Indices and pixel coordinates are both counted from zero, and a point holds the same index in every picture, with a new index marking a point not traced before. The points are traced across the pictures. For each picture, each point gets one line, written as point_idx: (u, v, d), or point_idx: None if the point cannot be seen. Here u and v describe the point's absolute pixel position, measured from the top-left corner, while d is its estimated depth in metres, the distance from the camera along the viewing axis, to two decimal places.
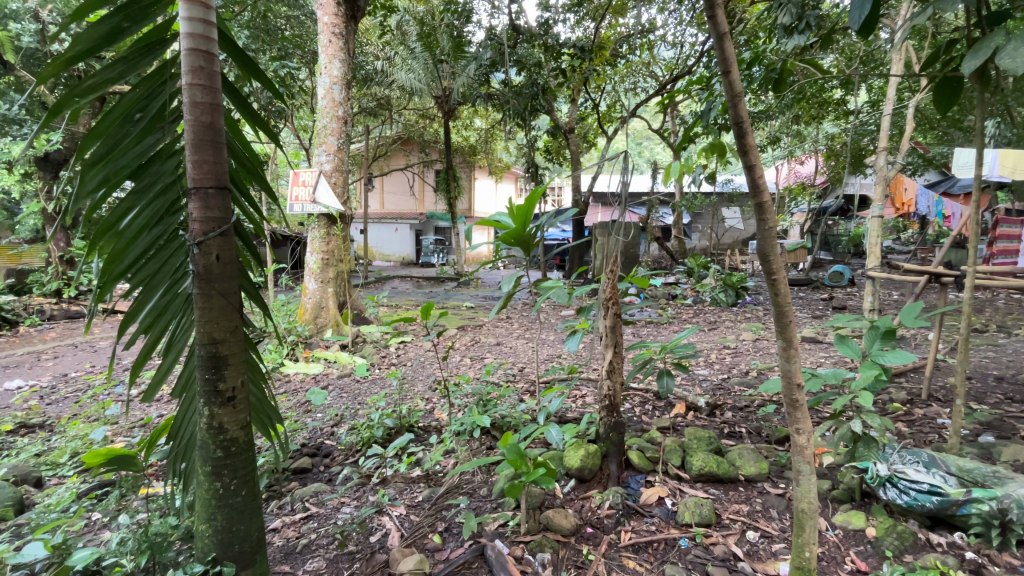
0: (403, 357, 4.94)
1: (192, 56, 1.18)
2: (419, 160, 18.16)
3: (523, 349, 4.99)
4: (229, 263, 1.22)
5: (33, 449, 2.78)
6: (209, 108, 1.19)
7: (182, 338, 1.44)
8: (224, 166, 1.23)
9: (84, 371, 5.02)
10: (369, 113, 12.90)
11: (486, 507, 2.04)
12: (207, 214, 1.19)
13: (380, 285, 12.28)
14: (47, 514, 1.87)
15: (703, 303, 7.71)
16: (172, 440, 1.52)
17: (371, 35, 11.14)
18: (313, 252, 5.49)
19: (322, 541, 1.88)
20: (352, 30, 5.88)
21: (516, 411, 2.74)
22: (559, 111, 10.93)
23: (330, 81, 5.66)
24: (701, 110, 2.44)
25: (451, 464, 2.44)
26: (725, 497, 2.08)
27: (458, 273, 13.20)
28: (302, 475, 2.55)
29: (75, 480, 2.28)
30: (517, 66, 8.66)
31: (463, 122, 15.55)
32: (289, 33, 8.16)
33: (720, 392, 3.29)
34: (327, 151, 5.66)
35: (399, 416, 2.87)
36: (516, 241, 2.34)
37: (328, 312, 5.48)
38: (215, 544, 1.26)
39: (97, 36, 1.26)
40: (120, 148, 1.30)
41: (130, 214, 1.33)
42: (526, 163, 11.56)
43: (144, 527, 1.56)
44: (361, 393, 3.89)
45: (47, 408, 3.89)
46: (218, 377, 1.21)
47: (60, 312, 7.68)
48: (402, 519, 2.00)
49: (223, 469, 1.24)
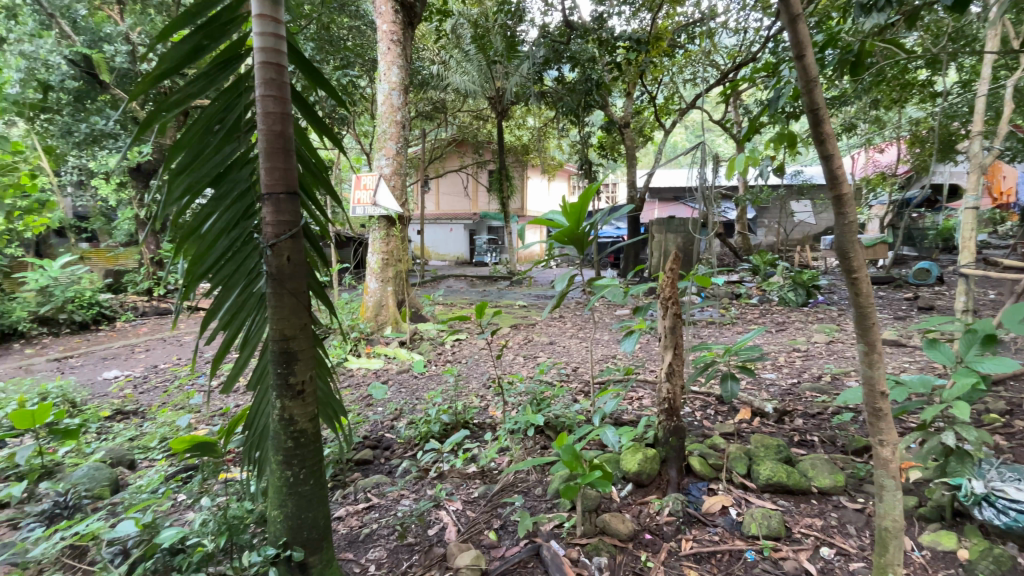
0: (458, 355, 5.06)
1: (265, 69, 1.26)
2: (473, 161, 18.29)
3: (577, 349, 4.95)
4: (299, 263, 1.29)
5: (128, 433, 3.04)
6: (280, 117, 1.27)
7: (255, 335, 1.53)
8: (293, 172, 1.30)
9: (171, 364, 5.46)
10: (425, 116, 13.32)
11: (542, 506, 2.03)
12: (279, 218, 1.25)
13: (436, 284, 12.65)
14: (139, 493, 2.01)
15: (770, 303, 7.32)
16: (247, 429, 1.61)
17: (427, 41, 11.54)
18: (374, 252, 5.72)
19: (383, 532, 1.94)
20: (410, 36, 6.03)
21: (571, 411, 2.72)
22: (614, 106, 10.69)
23: (389, 87, 5.84)
24: (769, 98, 2.29)
25: (505, 463, 2.45)
26: (796, 510, 1.95)
27: (511, 273, 13.29)
28: (363, 466, 2.63)
29: (164, 463, 2.44)
30: (570, 63, 8.71)
31: (516, 121, 15.66)
32: (350, 43, 8.56)
33: (789, 398, 3.11)
34: (386, 155, 5.86)
35: (455, 412, 2.94)
36: (569, 240, 2.31)
37: (387, 310, 5.69)
38: (286, 530, 1.34)
39: (181, 54, 1.35)
40: (202, 157, 1.40)
41: (210, 219, 1.43)
42: (579, 160, 11.47)
43: (223, 510, 1.66)
44: (418, 389, 4.01)
45: (140, 397, 4.27)
46: (289, 372, 1.28)
47: (151, 309, 8.45)
48: (458, 515, 2.03)
49: (293, 459, 1.31)
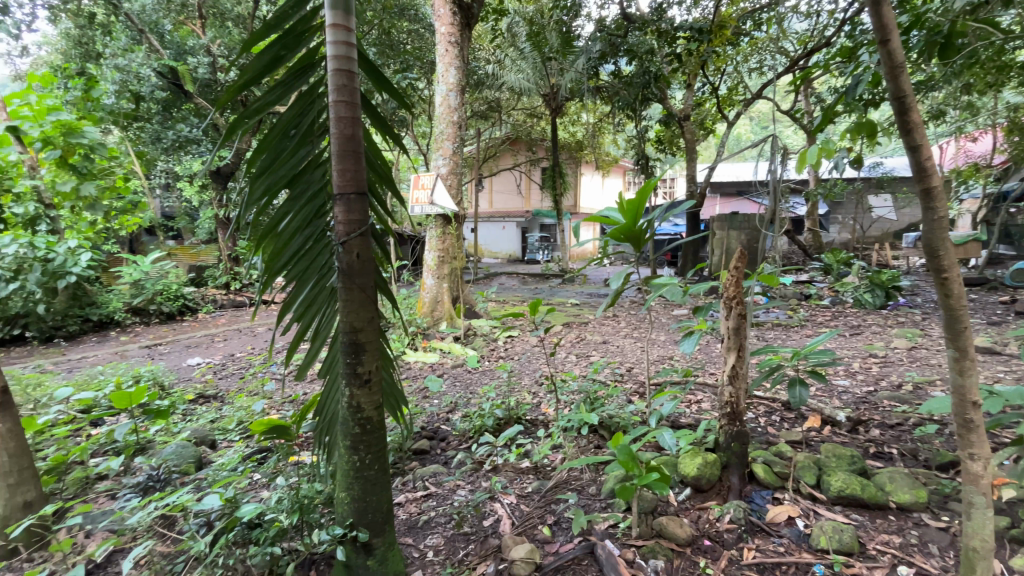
0: (511, 351, 5.11)
1: (337, 76, 1.33)
2: (526, 159, 18.34)
3: (632, 349, 4.86)
4: (367, 260, 1.36)
5: (211, 415, 3.30)
6: (350, 121, 1.35)
7: (326, 327, 1.62)
8: (362, 173, 1.37)
9: (246, 353, 5.87)
10: (480, 116, 13.52)
11: (596, 505, 2.02)
12: (350, 217, 1.33)
13: (489, 281, 12.82)
14: (221, 471, 2.19)
15: (843, 304, 6.84)
16: (318, 415, 1.71)
17: (483, 40, 11.69)
18: (430, 250, 5.87)
19: (440, 520, 2.01)
20: (467, 37, 6.13)
21: (625, 412, 2.68)
22: (673, 99, 10.35)
23: (446, 88, 5.98)
24: (845, 87, 2.14)
25: (559, 460, 2.45)
26: (871, 525, 1.83)
27: (564, 270, 13.22)
28: (421, 456, 2.72)
29: (241, 444, 2.63)
30: (627, 56, 8.55)
31: (570, 117, 15.54)
32: (409, 47, 8.84)
33: (864, 406, 2.91)
34: (443, 155, 5.99)
35: (508, 407, 2.98)
36: (625, 237, 2.27)
37: (443, 306, 5.84)
38: (352, 511, 1.42)
39: (261, 64, 1.45)
40: (280, 160, 1.50)
41: (286, 218, 1.53)
42: (636, 155, 11.22)
43: (296, 490, 1.77)
44: (472, 383, 4.10)
45: (220, 382, 4.63)
46: (357, 362, 1.36)
47: (228, 301, 9.12)
48: (512, 508, 2.06)
49: (360, 444, 1.38)
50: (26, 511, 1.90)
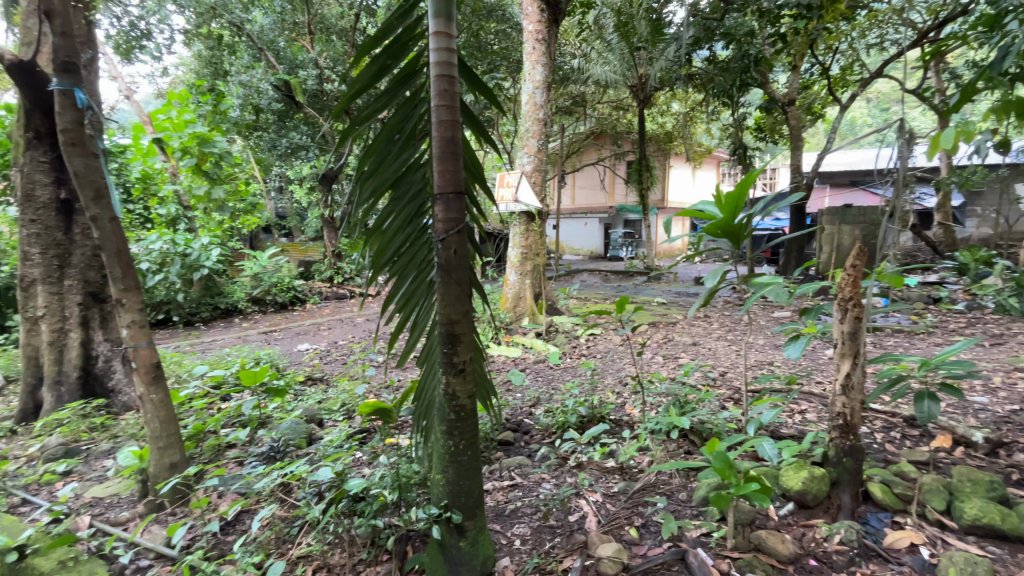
0: (594, 349, 5.06)
1: (439, 81, 1.40)
2: (610, 153, 17.96)
3: (725, 352, 4.60)
4: (463, 256, 1.43)
5: (318, 395, 3.64)
6: (450, 124, 1.41)
7: (423, 319, 1.71)
8: (460, 173, 1.43)
9: (346, 341, 6.37)
10: (565, 111, 13.48)
11: (686, 512, 1.95)
12: (449, 215, 1.40)
13: (570, 278, 12.76)
14: (329, 447, 2.40)
15: (982, 310, 5.93)
16: (416, 401, 1.82)
17: (569, 35, 11.64)
18: (514, 246, 5.98)
19: (527, 510, 2.05)
20: (554, 34, 6.13)
21: (718, 418, 2.55)
22: (775, 83, 9.59)
23: (533, 86, 6.03)
24: (990, 59, 1.86)
25: (645, 462, 2.40)
26: (1014, 562, 1.60)
27: (650, 267, 12.80)
28: (506, 446, 2.79)
29: (345, 424, 2.86)
30: (723, 41, 8.07)
31: (659, 108, 14.97)
32: (497, 47, 9.03)
33: (1008, 428, 2.51)
34: (528, 152, 6.05)
35: (592, 406, 2.95)
36: (722, 233, 2.16)
37: (525, 301, 5.91)
38: (447, 493, 1.51)
39: (369, 75, 1.57)
40: (385, 164, 1.62)
41: (390, 217, 1.65)
42: (732, 145, 10.54)
43: (396, 469, 1.91)
44: (554, 379, 4.12)
45: (325, 367, 5.08)
46: (453, 351, 1.43)
47: (331, 293, 9.93)
48: (598, 506, 2.05)
49: (455, 430, 1.46)
50: (172, 471, 2.22)
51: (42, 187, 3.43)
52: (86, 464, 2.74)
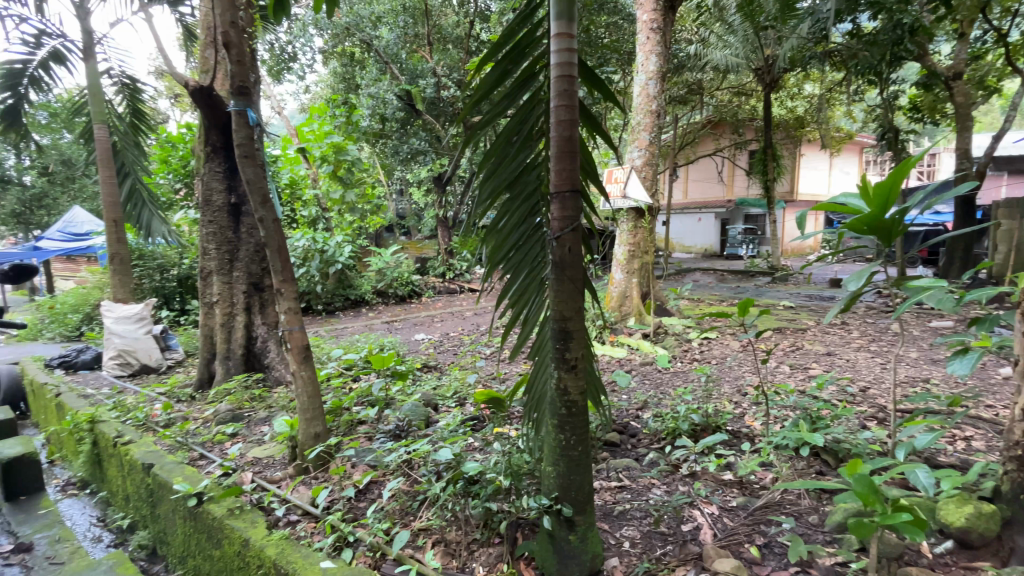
0: (707, 354, 4.77)
1: (559, 82, 1.43)
2: (730, 143, 16.70)
3: (865, 364, 4.06)
4: (578, 254, 1.44)
5: (433, 382, 3.91)
6: (569, 123, 1.43)
7: (534, 315, 1.74)
8: (577, 172, 1.44)
9: (457, 334, 6.71)
10: (679, 100, 12.81)
11: (817, 537, 1.77)
12: (564, 214, 1.42)
13: (681, 278, 12.13)
14: (445, 431, 2.57)
15: None
16: (527, 394, 1.87)
17: (686, 21, 11.06)
18: (621, 244, 5.85)
19: (636, 514, 2.01)
20: (670, 21, 5.87)
21: (857, 437, 2.27)
22: (937, 53, 8.22)
23: (646, 77, 5.82)
24: None
25: (768, 478, 2.22)
26: None
27: (774, 268, 11.69)
28: (612, 447, 2.74)
29: (458, 411, 3.04)
30: (870, 10, 7.09)
31: (788, 91, 13.60)
32: (608, 41, 8.89)
33: None
34: (639, 146, 5.84)
35: (706, 413, 2.79)
36: (869, 229, 1.90)
37: (632, 301, 5.75)
38: (557, 486, 1.53)
39: (491, 81, 1.65)
40: (503, 165, 1.69)
41: (506, 216, 1.72)
42: (878, 129, 9.24)
43: (509, 457, 1.99)
44: (663, 383, 3.96)
45: (439, 356, 5.41)
46: (565, 348, 1.46)
47: (443, 288, 10.52)
48: (713, 519, 1.95)
49: (566, 425, 1.48)
50: (316, 439, 2.54)
51: (218, 193, 4.11)
52: (248, 428, 3.23)
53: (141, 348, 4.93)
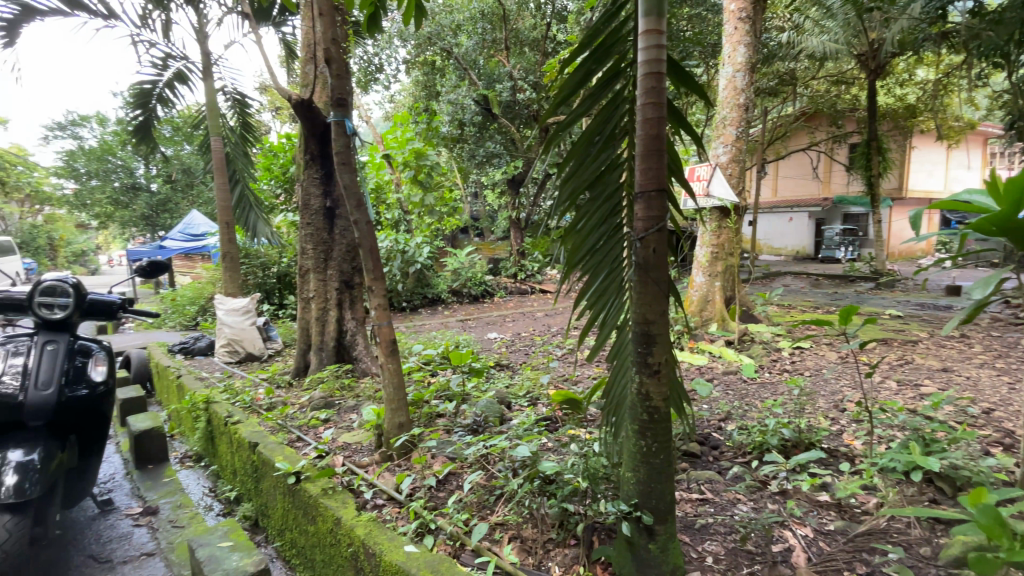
0: (799, 365, 4.43)
1: (647, 79, 1.40)
2: (827, 136, 15.36)
3: (992, 384, 3.57)
4: (663, 254, 1.41)
5: (507, 381, 3.97)
6: (656, 121, 1.40)
7: (613, 317, 1.72)
8: (664, 171, 1.41)
9: (529, 334, 6.76)
10: (768, 92, 11.99)
11: (931, 572, 1.60)
12: (649, 213, 1.40)
13: (768, 282, 11.34)
14: (521, 429, 2.60)
15: None
16: (604, 397, 1.85)
17: (777, 7, 10.34)
18: (702, 245, 5.59)
19: (720, 528, 1.92)
20: (761, 9, 5.52)
21: (984, 465, 2.01)
22: None
23: (733, 69, 5.52)
24: None
25: (872, 503, 2.03)
26: None
27: (877, 273, 10.59)
28: (692, 458, 2.63)
29: (533, 411, 3.06)
30: None
31: (898, 77, 12.26)
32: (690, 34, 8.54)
33: None
34: (725, 142, 5.55)
35: (799, 428, 2.60)
36: (999, 231, 1.66)
37: (714, 305, 5.48)
38: (636, 492, 1.51)
39: (574, 81, 1.65)
40: (585, 165, 1.68)
41: (587, 216, 1.71)
42: (1011, 115, 8.07)
43: (585, 458, 1.98)
44: (749, 394, 3.73)
45: (512, 355, 5.48)
46: (648, 351, 1.43)
47: (515, 289, 10.63)
48: (808, 542, 1.82)
49: (647, 431, 1.46)
50: (400, 429, 2.68)
51: (316, 198, 4.46)
52: (339, 415, 3.47)
53: (247, 338, 5.47)
